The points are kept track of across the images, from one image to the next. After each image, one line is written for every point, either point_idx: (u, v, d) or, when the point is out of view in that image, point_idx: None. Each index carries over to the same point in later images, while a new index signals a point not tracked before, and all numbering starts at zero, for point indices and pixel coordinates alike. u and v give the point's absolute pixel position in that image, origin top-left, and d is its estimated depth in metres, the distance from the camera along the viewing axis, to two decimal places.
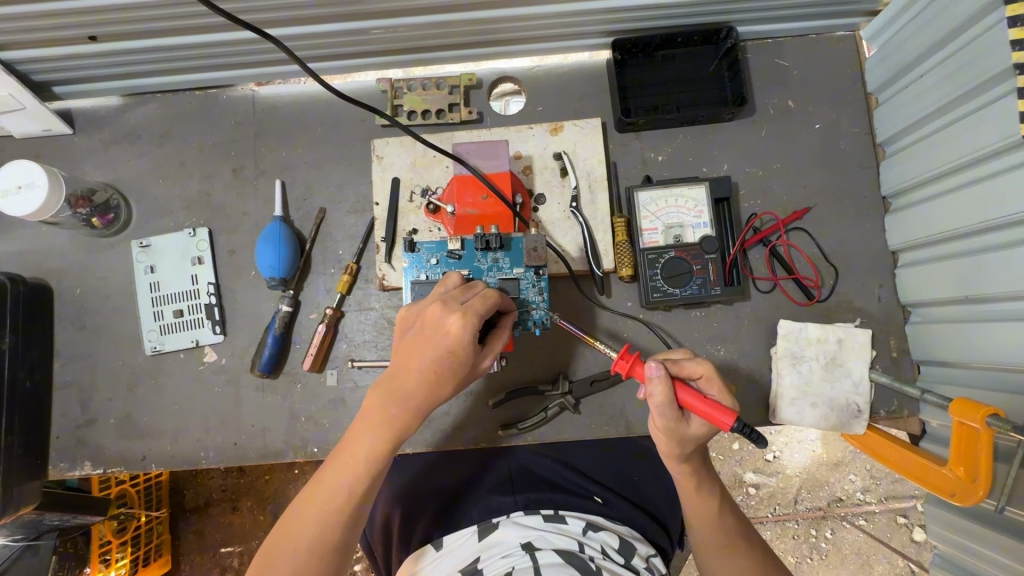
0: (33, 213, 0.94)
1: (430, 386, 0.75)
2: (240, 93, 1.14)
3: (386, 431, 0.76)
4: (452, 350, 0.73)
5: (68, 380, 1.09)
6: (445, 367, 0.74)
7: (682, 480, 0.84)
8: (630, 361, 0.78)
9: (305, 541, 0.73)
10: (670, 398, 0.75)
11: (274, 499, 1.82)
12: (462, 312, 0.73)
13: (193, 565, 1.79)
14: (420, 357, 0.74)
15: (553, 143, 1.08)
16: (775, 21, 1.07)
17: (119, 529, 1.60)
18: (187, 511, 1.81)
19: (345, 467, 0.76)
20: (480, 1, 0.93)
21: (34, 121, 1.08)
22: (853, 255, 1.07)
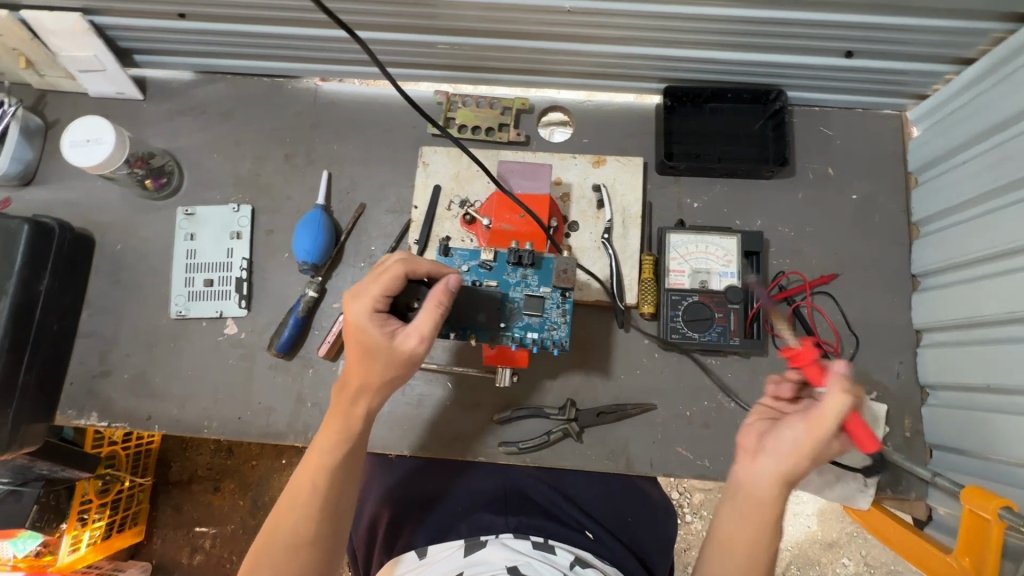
0: (96, 165, 0.98)
1: (360, 365, 0.80)
2: (304, 86, 1.20)
3: (340, 425, 0.83)
4: (366, 331, 0.79)
5: (91, 330, 1.12)
6: (368, 348, 0.80)
7: (761, 497, 0.78)
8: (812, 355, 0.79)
9: (276, 544, 0.77)
10: (849, 403, 0.75)
11: (256, 486, 1.84)
12: (355, 296, 0.80)
13: (164, 539, 1.82)
14: (350, 347, 0.82)
15: (594, 174, 1.11)
16: (824, 91, 1.10)
17: (101, 491, 1.63)
18: (169, 484, 1.83)
19: (307, 466, 0.82)
20: (545, 32, 0.98)
21: (108, 82, 1.15)
22: (876, 328, 1.06)
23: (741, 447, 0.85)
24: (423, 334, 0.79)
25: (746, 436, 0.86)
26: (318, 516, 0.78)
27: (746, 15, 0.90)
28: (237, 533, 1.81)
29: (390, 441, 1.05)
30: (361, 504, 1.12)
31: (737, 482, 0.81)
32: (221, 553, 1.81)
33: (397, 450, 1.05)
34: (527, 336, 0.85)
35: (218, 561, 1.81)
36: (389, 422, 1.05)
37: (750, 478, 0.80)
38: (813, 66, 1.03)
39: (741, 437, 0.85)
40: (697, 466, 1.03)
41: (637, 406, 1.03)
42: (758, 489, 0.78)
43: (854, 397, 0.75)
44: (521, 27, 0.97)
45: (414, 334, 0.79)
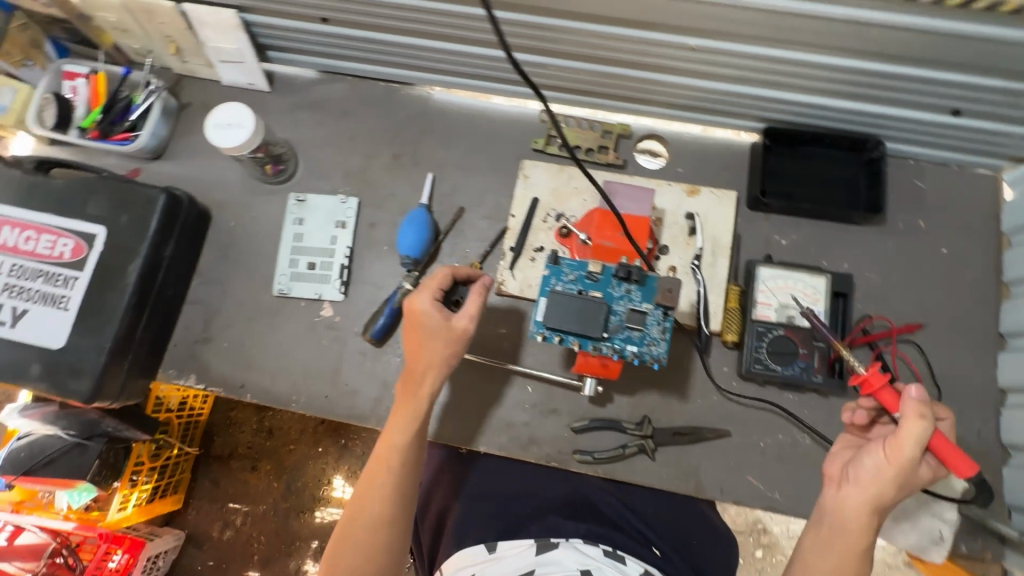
0: (235, 147, 1.06)
1: (425, 350, 0.97)
2: (418, 93, 1.28)
3: (408, 413, 0.97)
4: (431, 332, 0.96)
5: (199, 298, 1.19)
6: (431, 341, 0.96)
7: (850, 524, 0.84)
8: (884, 383, 0.83)
9: (366, 519, 0.92)
10: (930, 427, 0.78)
11: (290, 471, 1.93)
12: (416, 294, 0.98)
13: (198, 510, 1.91)
14: (415, 345, 0.98)
15: (687, 203, 1.15)
16: (923, 145, 1.13)
17: (153, 454, 1.72)
18: (210, 458, 1.94)
19: (382, 452, 0.96)
20: (661, 65, 1.04)
21: (243, 73, 1.25)
22: (958, 383, 1.07)
23: (827, 474, 0.92)
24: (472, 320, 0.97)
25: (832, 463, 0.92)
26: (395, 492, 0.93)
27: (862, 66, 0.94)
28: (268, 514, 1.90)
29: (468, 436, 1.09)
30: (429, 496, 1.17)
31: (826, 509, 0.87)
32: (250, 531, 1.90)
33: (474, 445, 1.09)
34: (627, 348, 0.89)
35: (247, 538, 1.89)
36: (470, 416, 1.10)
37: (837, 506, 0.85)
38: (918, 120, 1.06)
39: (827, 464, 0.92)
40: (767, 498, 1.04)
41: (714, 430, 1.05)
42: (845, 516, 0.84)
43: (933, 422, 0.78)
44: (640, 58, 1.03)
45: (466, 322, 0.97)
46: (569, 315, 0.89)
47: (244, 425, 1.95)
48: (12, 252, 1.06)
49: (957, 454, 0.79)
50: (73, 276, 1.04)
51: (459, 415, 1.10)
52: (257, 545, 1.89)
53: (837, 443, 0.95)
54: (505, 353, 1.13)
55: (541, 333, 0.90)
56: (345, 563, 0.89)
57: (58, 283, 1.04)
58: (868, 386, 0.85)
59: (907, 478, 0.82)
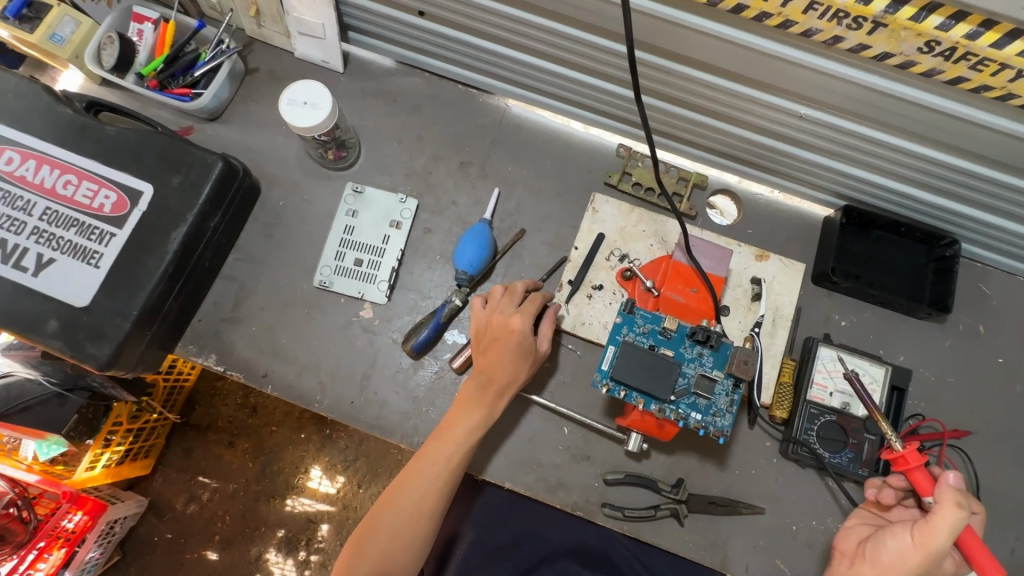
0: (311, 127, 1.01)
1: (512, 367, 0.95)
2: (495, 103, 1.23)
3: (482, 414, 0.95)
4: (523, 351, 0.96)
5: (233, 275, 1.13)
6: (518, 355, 0.96)
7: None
8: (921, 463, 0.76)
9: (406, 506, 0.88)
10: (965, 519, 0.72)
11: (269, 452, 1.85)
12: (521, 313, 0.98)
13: (166, 480, 1.81)
14: (498, 352, 0.96)
15: (755, 266, 1.12)
16: (996, 251, 1.12)
17: (132, 416, 1.61)
18: (187, 427, 1.85)
19: (443, 442, 0.92)
20: (759, 125, 1.01)
21: (319, 49, 1.19)
22: (997, 497, 1.05)
23: (841, 548, 0.88)
24: (548, 345, 1.01)
25: (848, 538, 0.89)
26: (445, 489, 0.90)
27: (967, 167, 0.93)
28: (237, 494, 1.81)
29: (494, 468, 1.04)
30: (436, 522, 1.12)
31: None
32: (215, 510, 1.80)
33: (499, 480, 1.04)
34: (691, 415, 0.85)
35: (210, 516, 1.80)
36: (498, 447, 1.05)
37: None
38: (1001, 227, 1.05)
39: (842, 538, 0.89)
40: None
41: (749, 506, 1.02)
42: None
43: (969, 513, 0.72)
44: (740, 115, 1.00)
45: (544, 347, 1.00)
46: (638, 369, 0.84)
47: (228, 398, 1.87)
48: (47, 194, 0.98)
49: (983, 554, 0.72)
50: (109, 232, 0.97)
51: (488, 445, 1.05)
52: (220, 525, 1.79)
53: (855, 516, 0.91)
54: (545, 387, 1.08)
55: (604, 384, 0.86)
56: (375, 544, 0.86)
57: (92, 237, 0.97)
58: (901, 463, 0.78)
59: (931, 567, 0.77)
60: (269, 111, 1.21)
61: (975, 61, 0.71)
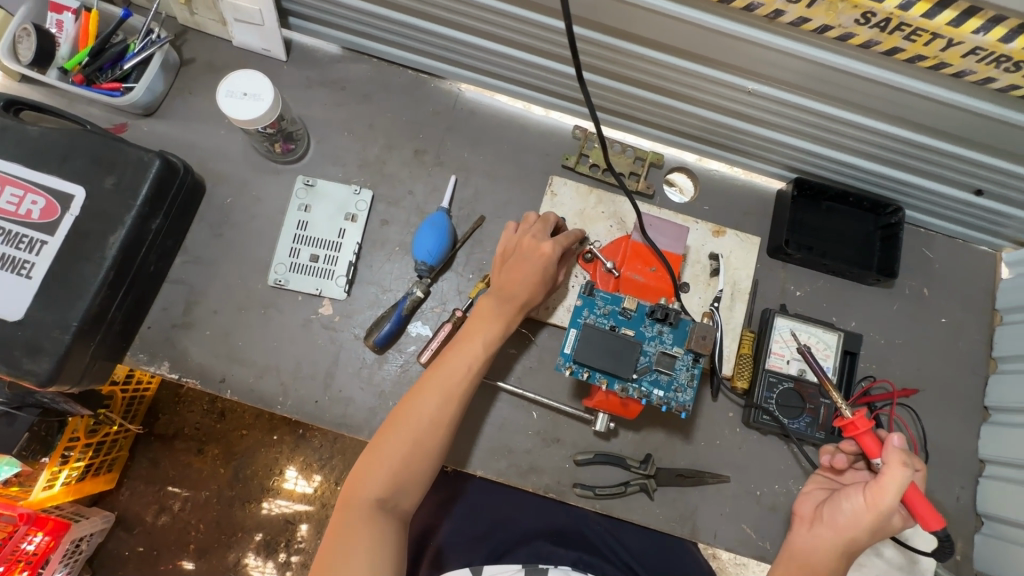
0: (263, 118, 0.97)
1: (531, 289, 0.95)
2: (447, 88, 1.21)
3: (497, 326, 0.94)
4: (544, 277, 0.95)
5: (181, 279, 1.08)
6: (542, 278, 0.95)
7: (819, 562, 0.83)
8: (869, 428, 0.82)
9: (424, 415, 0.86)
10: (909, 476, 0.78)
11: (241, 456, 1.80)
12: (555, 241, 0.96)
13: (132, 492, 1.75)
14: (521, 272, 0.94)
15: (712, 243, 1.14)
16: (937, 216, 1.17)
17: (90, 431, 1.55)
18: (152, 436, 1.78)
19: (461, 352, 0.91)
20: (710, 101, 1.02)
21: (258, 37, 1.13)
22: (944, 450, 1.11)
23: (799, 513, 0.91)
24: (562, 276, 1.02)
25: (805, 503, 0.92)
26: (462, 399, 0.89)
27: (909, 136, 0.96)
28: (210, 501, 1.77)
29: (465, 458, 1.04)
30: None
31: (796, 546, 0.86)
32: (188, 520, 1.76)
33: (471, 468, 1.04)
34: (653, 392, 0.86)
35: (183, 526, 1.75)
36: (468, 436, 1.05)
37: (809, 543, 0.85)
38: (940, 193, 1.09)
39: (800, 503, 0.92)
40: (759, 548, 1.04)
41: (715, 475, 1.05)
42: (815, 554, 0.84)
43: (914, 469, 0.78)
44: (691, 92, 1.01)
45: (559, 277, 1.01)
46: (600, 351, 0.85)
47: (193, 404, 1.81)
48: None
49: (925, 507, 0.79)
50: (40, 240, 0.91)
51: (458, 435, 1.05)
52: (194, 533, 1.75)
53: (810, 483, 0.95)
54: (512, 373, 1.08)
55: (567, 367, 0.86)
56: (392, 454, 0.83)
57: (21, 246, 0.91)
58: (851, 429, 0.84)
59: (881, 525, 0.81)
60: (208, 104, 1.15)
61: (908, 31, 0.73)
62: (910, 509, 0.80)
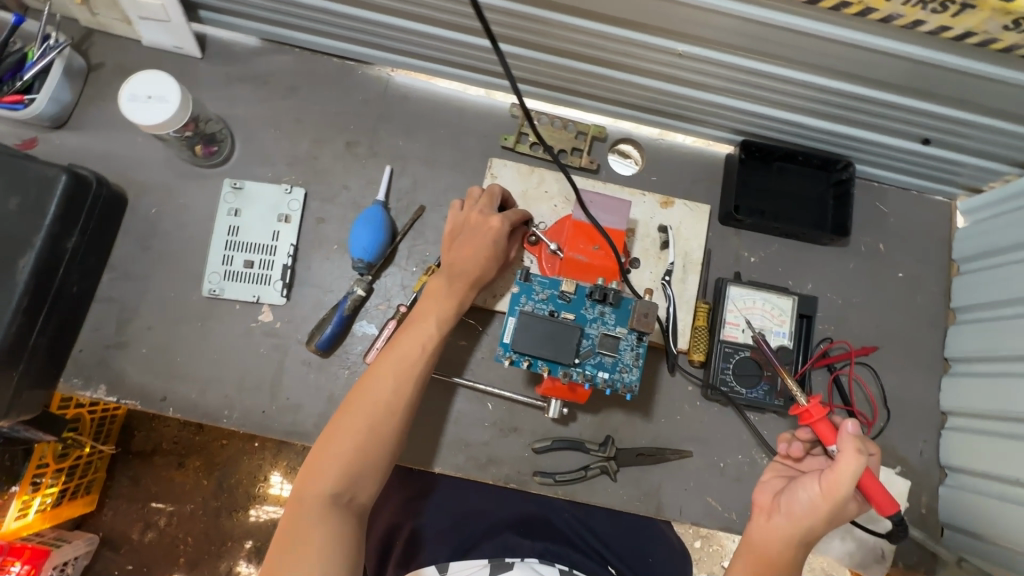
0: (178, 115, 0.92)
1: (483, 265, 0.92)
2: (376, 75, 1.15)
3: (448, 305, 0.92)
4: (495, 251, 0.92)
5: (111, 297, 1.04)
6: (494, 253, 0.92)
7: (777, 556, 0.78)
8: (824, 415, 0.76)
9: (378, 399, 0.84)
10: (864, 464, 0.71)
11: (222, 466, 1.74)
12: (502, 214, 0.93)
13: (117, 511, 1.70)
14: (472, 248, 0.92)
15: (661, 214, 1.11)
16: (888, 169, 1.14)
17: (61, 455, 1.50)
18: (130, 454, 1.73)
19: (414, 334, 0.89)
20: (645, 67, 0.97)
21: (168, 35, 1.07)
22: (906, 405, 1.11)
23: (757, 503, 0.84)
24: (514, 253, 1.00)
25: (761, 493, 0.85)
26: (418, 381, 0.87)
27: (849, 89, 0.92)
28: (196, 514, 1.72)
29: (422, 456, 1.01)
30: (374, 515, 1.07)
31: (755, 540, 0.80)
32: (173, 534, 1.71)
33: (429, 466, 1.01)
34: (598, 375, 0.84)
35: (172, 539, 1.70)
36: (423, 433, 1.02)
37: (766, 537, 0.79)
38: (888, 146, 1.06)
39: (757, 493, 0.84)
40: (726, 519, 1.03)
41: (676, 451, 1.04)
42: (773, 548, 0.78)
43: (869, 457, 0.71)
44: (625, 58, 0.96)
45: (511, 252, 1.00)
46: (540, 339, 0.82)
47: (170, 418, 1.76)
48: None
49: (880, 492, 0.73)
50: None
51: (412, 433, 1.02)
52: (183, 547, 1.70)
53: (768, 471, 0.87)
54: (464, 366, 1.05)
55: (508, 357, 0.83)
56: (347, 442, 0.80)
57: None
58: (805, 416, 0.78)
59: (836, 514, 0.75)
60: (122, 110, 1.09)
61: None
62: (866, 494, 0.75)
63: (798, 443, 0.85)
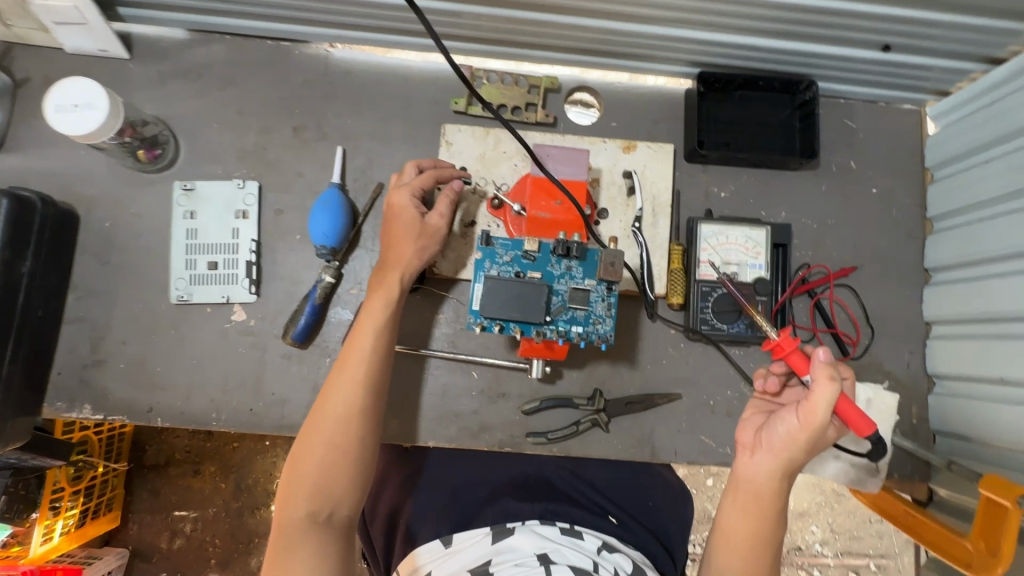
0: (109, 117, 0.88)
1: (398, 244, 0.92)
2: (314, 53, 1.10)
3: (382, 297, 0.89)
4: (404, 225, 0.92)
5: (80, 316, 1.02)
6: (409, 233, 0.92)
7: (762, 491, 0.79)
8: (795, 346, 0.75)
9: (334, 410, 0.82)
10: (839, 389, 0.73)
11: (239, 468, 1.71)
12: (400, 188, 0.93)
13: (142, 525, 1.68)
14: (387, 232, 0.93)
15: (624, 160, 1.08)
16: (853, 83, 1.11)
17: (75, 476, 1.48)
18: (145, 468, 1.69)
19: (357, 338, 0.87)
20: (589, 6, 0.93)
21: (89, 38, 1.02)
22: (890, 320, 1.10)
23: (739, 442, 0.85)
24: (445, 218, 0.94)
25: (743, 430, 0.86)
26: (370, 381, 0.85)
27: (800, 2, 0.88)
28: (219, 517, 1.69)
29: (413, 432, 1.02)
30: (376, 498, 1.08)
31: (737, 489, 0.81)
32: (203, 538, 1.68)
33: (421, 440, 1.02)
34: (572, 330, 0.83)
35: (199, 544, 1.69)
36: (412, 410, 1.03)
37: (751, 474, 0.80)
38: (849, 58, 1.02)
39: (739, 432, 0.85)
40: (721, 454, 1.04)
41: (664, 395, 1.04)
42: (757, 484, 0.79)
43: (842, 382, 0.72)
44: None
45: (438, 219, 0.93)
46: (508, 302, 0.81)
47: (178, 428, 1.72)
48: None
49: (857, 415, 0.72)
50: None
51: (401, 411, 1.03)
52: (213, 548, 1.68)
53: (748, 409, 0.88)
54: (443, 339, 1.05)
55: (479, 324, 0.82)
56: (309, 462, 0.79)
57: None
58: (778, 350, 0.77)
59: (815, 441, 0.77)
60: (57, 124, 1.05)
61: None
62: (844, 420, 0.73)
63: (774, 378, 0.86)
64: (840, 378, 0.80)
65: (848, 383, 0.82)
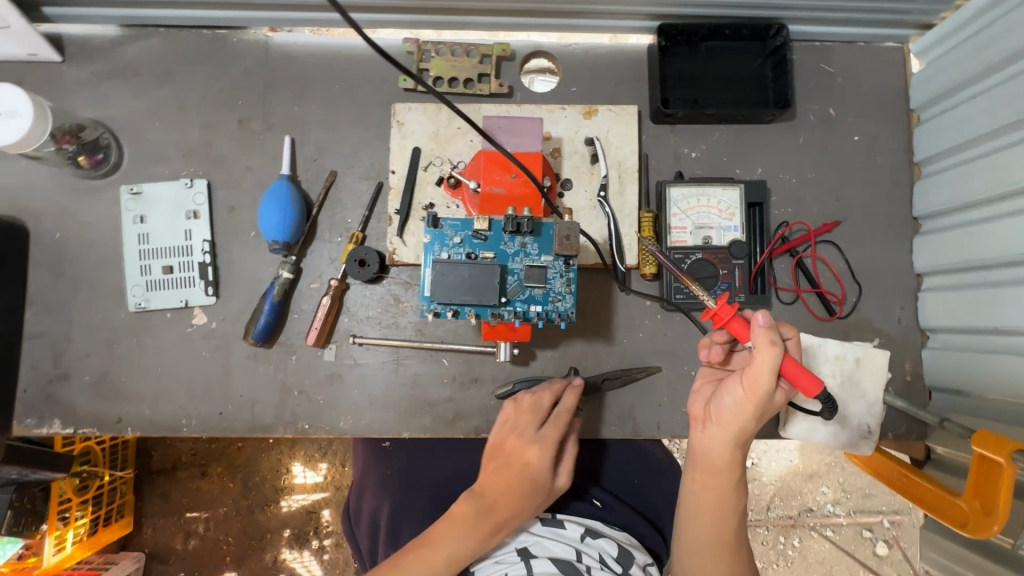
0: (34, 123, 0.85)
1: (518, 493, 0.83)
2: (253, 39, 1.05)
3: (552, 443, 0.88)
4: (533, 478, 0.84)
5: (39, 331, 1.00)
6: (525, 494, 0.83)
7: (717, 464, 0.76)
8: (734, 313, 0.73)
9: (472, 513, 0.81)
10: (782, 351, 0.69)
11: (245, 468, 1.68)
12: (540, 443, 0.87)
13: (156, 527, 1.66)
14: (499, 475, 0.85)
15: (586, 126, 1.02)
16: (828, 23, 1.03)
17: (80, 487, 1.45)
18: (153, 473, 1.67)
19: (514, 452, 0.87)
20: None
21: (16, 43, 0.98)
22: (877, 275, 1.05)
23: (693, 415, 0.83)
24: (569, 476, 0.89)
25: (695, 403, 0.83)
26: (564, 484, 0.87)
27: None
28: (231, 515, 1.66)
29: (388, 425, 1.00)
30: (361, 500, 1.06)
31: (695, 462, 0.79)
32: (218, 535, 1.67)
33: (396, 433, 1.00)
34: (530, 310, 0.80)
35: (214, 543, 1.67)
36: (384, 403, 1.00)
37: (704, 449, 0.77)
38: None
39: (691, 406, 0.82)
40: None
41: (643, 369, 1.00)
42: (711, 457, 0.77)
43: (784, 343, 0.69)
44: None
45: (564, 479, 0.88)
46: (459, 286, 0.77)
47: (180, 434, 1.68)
48: None
49: (804, 375, 0.70)
50: None
51: (373, 405, 1.00)
52: (226, 546, 1.66)
53: (698, 380, 0.85)
54: (410, 329, 1.01)
55: (431, 310, 0.79)
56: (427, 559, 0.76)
57: None
58: (718, 319, 0.74)
59: (764, 409, 0.74)
60: None
61: None
62: (791, 380, 0.71)
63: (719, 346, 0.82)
64: (782, 340, 0.79)
65: (793, 343, 0.80)
